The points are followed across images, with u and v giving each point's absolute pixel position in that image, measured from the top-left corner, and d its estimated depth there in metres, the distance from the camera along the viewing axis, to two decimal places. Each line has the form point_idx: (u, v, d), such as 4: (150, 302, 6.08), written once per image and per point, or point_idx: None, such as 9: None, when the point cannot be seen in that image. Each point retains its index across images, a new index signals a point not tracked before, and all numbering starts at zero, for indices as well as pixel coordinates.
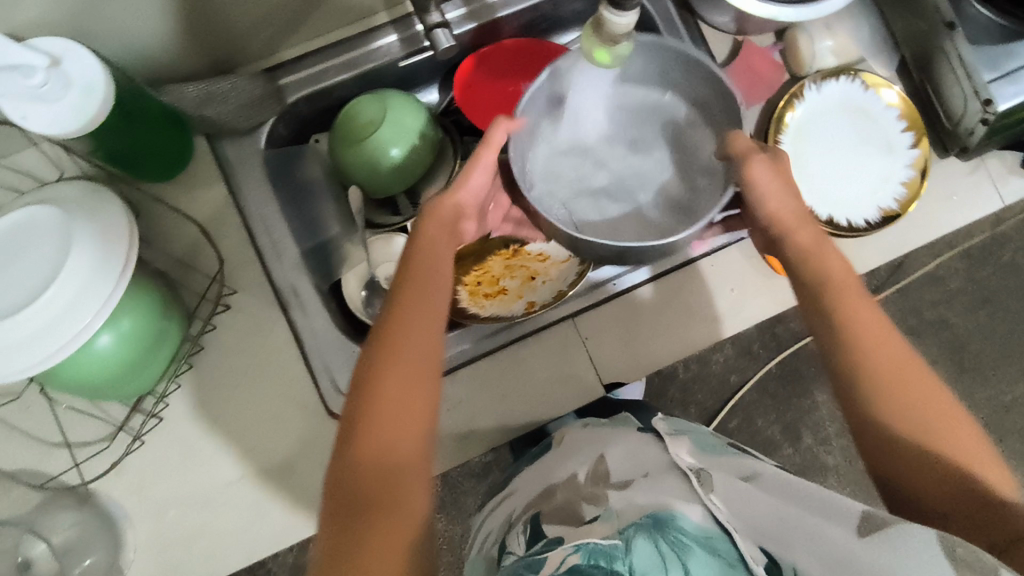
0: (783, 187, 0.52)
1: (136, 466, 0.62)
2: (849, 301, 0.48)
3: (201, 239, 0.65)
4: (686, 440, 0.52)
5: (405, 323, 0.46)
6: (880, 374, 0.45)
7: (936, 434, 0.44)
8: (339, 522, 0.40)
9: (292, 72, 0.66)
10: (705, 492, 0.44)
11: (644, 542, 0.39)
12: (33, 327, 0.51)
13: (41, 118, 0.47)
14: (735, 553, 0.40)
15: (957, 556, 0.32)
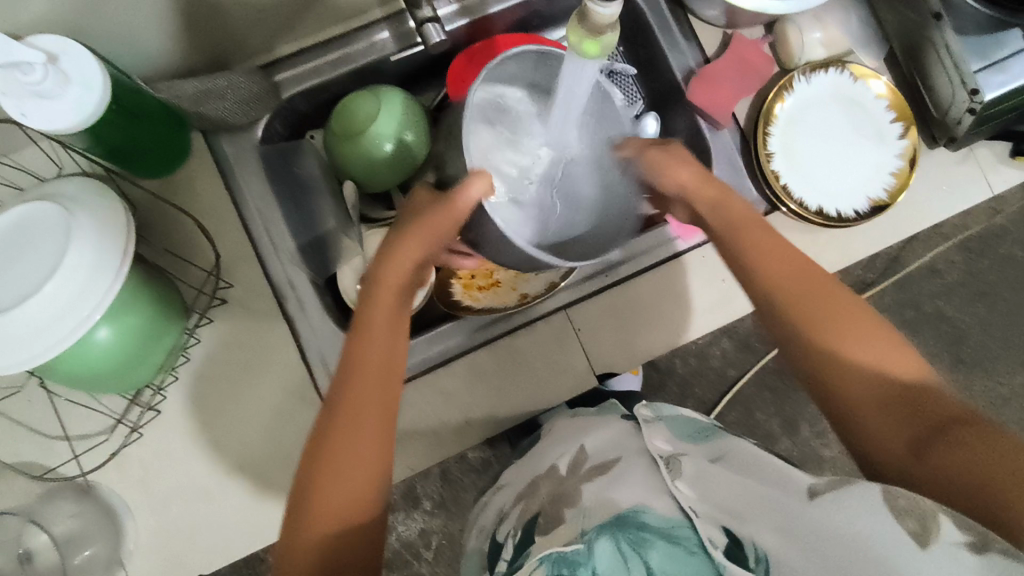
0: (683, 169, 0.56)
1: (134, 457, 0.63)
2: (766, 264, 0.50)
3: (198, 234, 0.66)
4: (664, 427, 0.52)
5: (361, 382, 0.47)
6: (797, 308, 0.47)
7: (863, 348, 0.45)
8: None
9: (288, 69, 0.67)
10: (673, 479, 0.46)
11: (606, 544, 0.40)
12: (34, 321, 0.52)
13: (42, 114, 0.48)
14: (697, 538, 0.40)
15: (899, 506, 0.36)
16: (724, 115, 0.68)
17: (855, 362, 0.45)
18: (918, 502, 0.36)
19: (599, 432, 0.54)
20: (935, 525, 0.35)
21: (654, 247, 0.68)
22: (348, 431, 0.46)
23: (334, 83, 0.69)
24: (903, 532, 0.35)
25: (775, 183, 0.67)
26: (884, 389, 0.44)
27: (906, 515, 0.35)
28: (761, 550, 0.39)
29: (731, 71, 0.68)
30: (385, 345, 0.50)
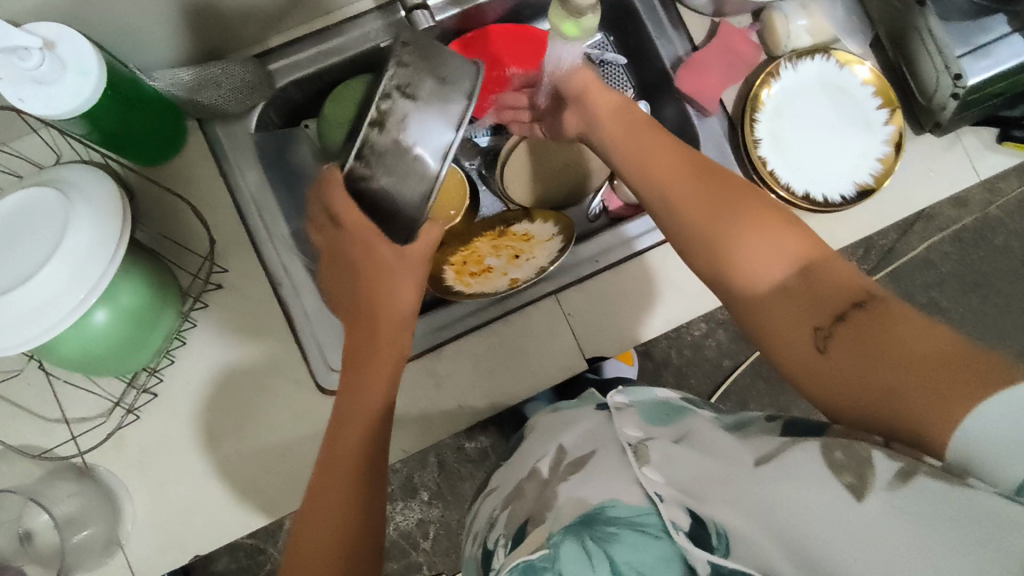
0: (594, 87, 0.58)
1: (130, 439, 0.64)
2: (668, 180, 0.50)
3: (193, 220, 0.67)
4: (633, 414, 0.50)
5: (354, 392, 0.51)
6: (692, 212, 0.48)
7: (756, 247, 0.44)
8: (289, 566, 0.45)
9: (281, 59, 0.68)
10: (640, 465, 0.43)
11: (570, 546, 0.39)
12: (33, 303, 0.53)
13: (40, 98, 0.49)
14: (661, 523, 0.39)
15: (837, 460, 0.34)
16: (711, 101, 0.69)
17: (748, 260, 0.44)
18: (857, 455, 0.34)
19: (579, 421, 0.53)
20: (870, 471, 0.33)
21: (637, 235, 0.69)
22: (342, 466, 0.47)
23: (327, 72, 0.70)
24: (840, 488, 0.33)
25: (762, 168, 0.67)
26: (784, 285, 0.43)
27: (843, 469, 0.34)
28: (721, 527, 0.37)
29: (718, 59, 0.69)
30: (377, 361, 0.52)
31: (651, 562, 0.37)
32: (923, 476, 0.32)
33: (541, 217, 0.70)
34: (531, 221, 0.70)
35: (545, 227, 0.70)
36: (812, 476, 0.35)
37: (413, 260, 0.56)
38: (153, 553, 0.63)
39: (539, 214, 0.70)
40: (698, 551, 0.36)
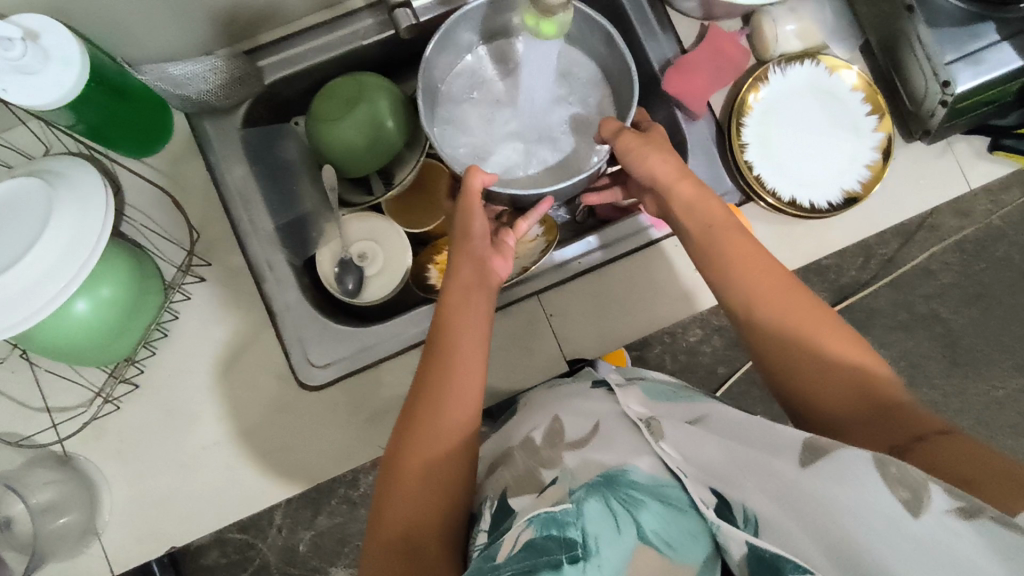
0: (652, 158, 0.56)
1: (109, 428, 0.65)
2: (738, 251, 0.51)
3: (178, 213, 0.67)
4: (636, 391, 0.50)
5: (433, 397, 0.47)
6: (764, 316, 0.48)
7: (832, 363, 0.45)
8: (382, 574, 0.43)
9: (272, 54, 0.69)
10: (656, 440, 0.43)
11: (594, 503, 0.38)
12: (12, 293, 0.53)
13: (24, 89, 0.50)
14: (686, 498, 0.39)
15: (891, 476, 0.33)
16: (699, 104, 0.68)
17: (824, 377, 0.45)
18: (913, 471, 0.33)
19: (581, 400, 0.51)
20: (926, 492, 0.32)
21: (630, 235, 0.68)
22: (429, 472, 0.45)
23: (316, 69, 0.70)
24: (895, 502, 0.32)
25: (748, 174, 0.67)
26: (856, 401, 0.44)
27: (898, 484, 0.32)
28: (751, 510, 0.37)
29: (708, 61, 0.68)
30: (451, 357, 0.49)
31: (679, 533, 0.38)
32: (987, 519, 0.30)
33: None
34: None
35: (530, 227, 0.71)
36: (869, 487, 0.33)
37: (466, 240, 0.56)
38: (131, 542, 0.64)
39: None
40: (734, 531, 0.36)
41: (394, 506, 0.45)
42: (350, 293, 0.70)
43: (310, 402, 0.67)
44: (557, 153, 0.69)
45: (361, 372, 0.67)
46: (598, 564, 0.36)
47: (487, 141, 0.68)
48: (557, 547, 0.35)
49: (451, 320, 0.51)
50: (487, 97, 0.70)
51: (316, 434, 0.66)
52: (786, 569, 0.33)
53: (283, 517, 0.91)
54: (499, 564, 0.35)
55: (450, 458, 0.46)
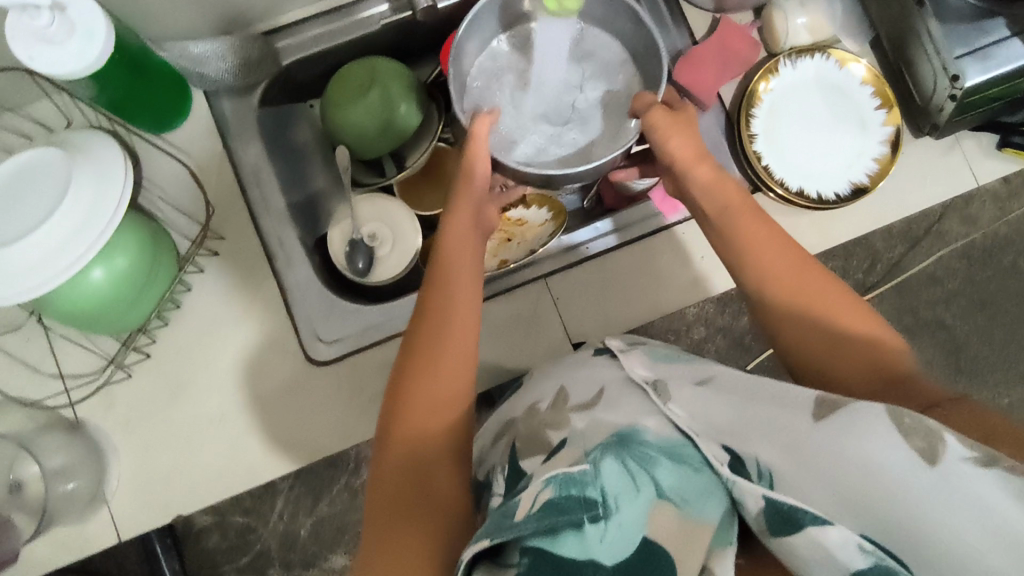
0: (677, 133, 0.56)
1: (120, 395, 0.66)
2: (749, 226, 0.51)
3: (195, 188, 0.69)
4: (641, 353, 0.51)
5: (431, 333, 0.48)
6: (778, 284, 0.49)
7: (847, 335, 0.46)
8: (389, 504, 0.43)
9: (289, 37, 0.70)
10: (663, 403, 0.45)
11: (611, 462, 0.39)
12: (32, 258, 0.55)
13: (47, 58, 0.51)
14: (699, 457, 0.41)
15: (905, 425, 0.36)
16: (709, 96, 0.69)
17: (836, 350, 0.46)
18: (925, 421, 0.36)
19: (586, 368, 0.52)
20: (941, 444, 0.35)
21: (640, 221, 0.70)
22: (430, 405, 0.46)
23: (332, 52, 0.72)
24: (909, 450, 0.35)
25: (756, 164, 0.68)
26: (868, 366, 0.45)
27: (913, 434, 0.35)
28: (764, 466, 0.39)
29: (717, 56, 0.69)
30: (450, 294, 0.50)
31: (694, 490, 0.39)
32: (1001, 469, 0.33)
33: (536, 204, 0.72)
34: (525, 207, 0.72)
35: (540, 213, 0.72)
36: (882, 436, 0.36)
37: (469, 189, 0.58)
38: (137, 509, 0.65)
39: (534, 201, 0.72)
40: (749, 485, 0.38)
41: (396, 440, 0.45)
42: (361, 272, 0.71)
43: (315, 379, 0.67)
44: (583, 137, 0.68)
45: (370, 348, 0.68)
46: (618, 523, 0.37)
47: (520, 126, 0.68)
48: (578, 507, 0.36)
49: (445, 267, 0.52)
50: (513, 83, 0.69)
51: (321, 410, 0.67)
52: (802, 521, 0.35)
53: (284, 503, 0.91)
54: (519, 523, 0.35)
55: (452, 387, 0.47)
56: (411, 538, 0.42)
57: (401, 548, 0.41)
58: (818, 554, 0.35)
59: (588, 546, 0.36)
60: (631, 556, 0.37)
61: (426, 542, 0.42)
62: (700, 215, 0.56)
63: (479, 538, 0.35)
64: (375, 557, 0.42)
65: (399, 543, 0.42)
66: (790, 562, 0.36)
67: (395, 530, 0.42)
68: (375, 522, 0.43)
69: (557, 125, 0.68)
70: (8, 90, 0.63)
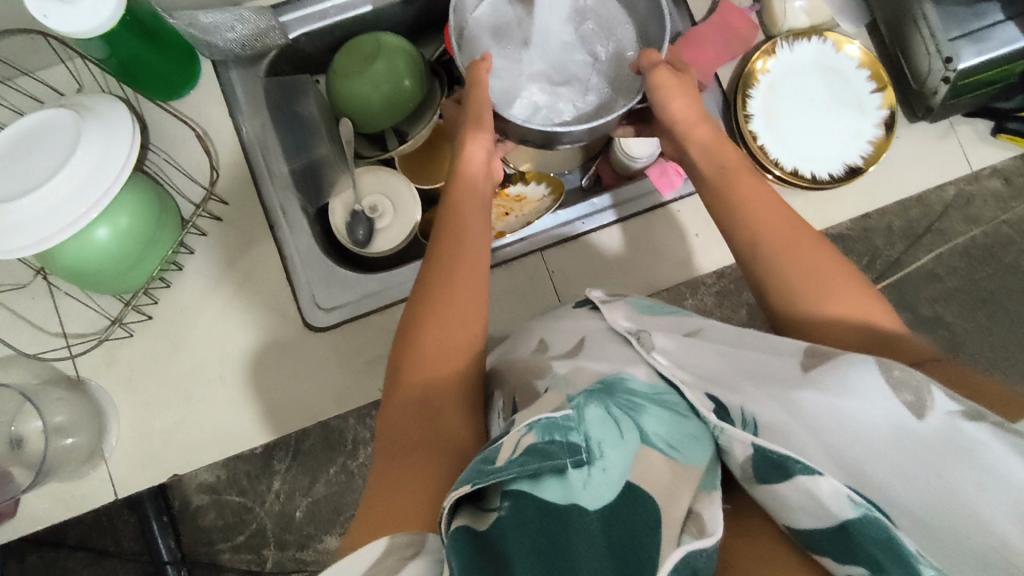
0: (682, 99, 0.59)
1: (122, 353, 0.67)
2: (744, 191, 0.52)
3: (200, 155, 0.70)
4: (623, 305, 0.52)
5: (443, 278, 0.51)
6: (770, 235, 0.49)
7: (838, 285, 0.46)
8: (397, 434, 0.45)
9: (296, 10, 0.71)
10: (648, 351, 0.45)
11: (595, 409, 0.40)
12: (39, 210, 0.56)
13: (62, 17, 0.53)
14: (685, 404, 0.42)
15: (894, 377, 0.36)
16: (706, 75, 0.70)
17: (826, 297, 0.46)
18: (913, 374, 0.36)
19: (569, 319, 0.53)
20: (929, 396, 0.35)
21: (637, 197, 0.71)
22: (443, 345, 0.48)
23: (338, 26, 0.73)
24: (898, 403, 0.35)
25: (752, 144, 0.69)
26: (853, 317, 0.45)
27: (903, 388, 0.35)
28: (749, 414, 0.39)
29: (716, 34, 0.70)
30: (460, 242, 0.53)
31: (683, 436, 0.40)
32: (988, 423, 0.34)
33: (534, 180, 0.74)
34: (525, 183, 0.74)
35: (538, 188, 0.74)
36: (873, 391, 0.36)
37: (477, 154, 0.60)
38: (133, 466, 0.66)
39: (533, 176, 0.74)
40: (738, 433, 0.38)
41: (408, 376, 0.47)
42: (361, 241, 0.73)
43: (312, 344, 0.68)
44: (584, 103, 0.69)
45: (369, 315, 0.69)
46: (602, 467, 0.38)
47: (523, 92, 0.69)
48: (562, 452, 0.37)
49: (451, 227, 0.54)
50: (516, 49, 0.70)
51: (316, 374, 0.68)
52: (793, 468, 0.35)
53: (281, 483, 0.91)
54: (500, 469, 0.35)
55: (464, 332, 0.49)
56: (417, 461, 0.42)
57: (406, 468, 0.42)
58: (807, 502, 0.35)
59: (571, 491, 0.37)
60: (615, 499, 0.37)
61: (431, 466, 0.42)
62: (696, 175, 0.58)
63: (461, 484, 0.35)
64: (381, 478, 0.42)
65: (405, 464, 0.42)
66: (776, 511, 0.37)
67: (402, 454, 0.43)
68: (383, 449, 0.44)
69: (558, 96, 0.70)
70: (23, 53, 0.65)
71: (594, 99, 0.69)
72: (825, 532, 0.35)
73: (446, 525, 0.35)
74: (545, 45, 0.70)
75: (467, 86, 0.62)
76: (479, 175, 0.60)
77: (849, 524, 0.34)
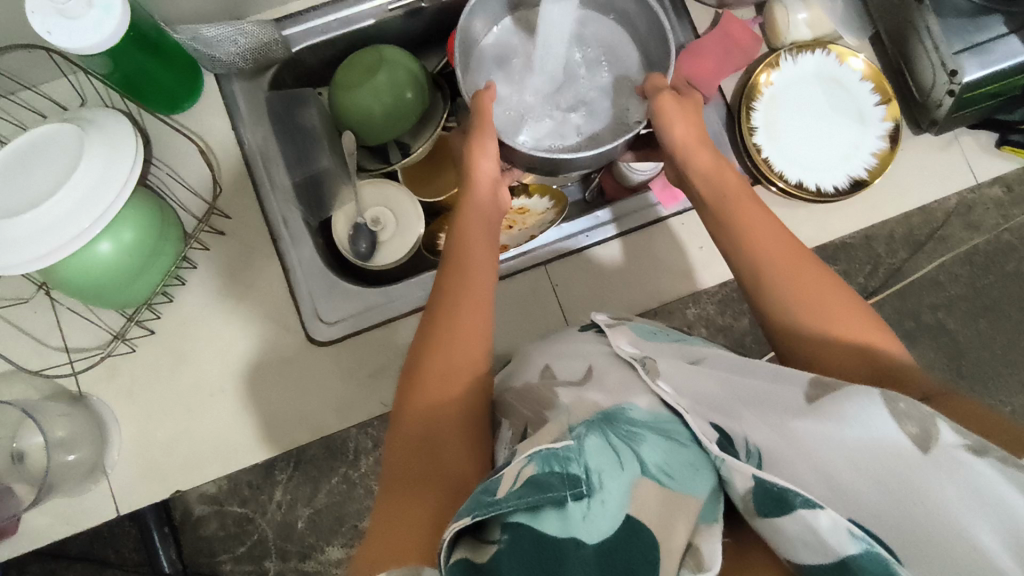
0: (684, 122, 0.59)
1: (123, 368, 0.67)
2: (744, 216, 0.52)
3: (204, 170, 0.70)
4: (627, 330, 0.52)
5: (449, 308, 0.51)
6: (767, 260, 0.49)
7: (839, 314, 0.46)
8: (401, 465, 0.44)
9: (299, 23, 0.72)
10: (652, 379, 0.45)
11: (595, 439, 0.40)
12: (38, 226, 0.56)
13: (65, 32, 0.53)
14: (687, 433, 0.42)
15: (897, 409, 0.35)
16: (709, 86, 0.70)
17: (825, 323, 0.46)
18: (919, 406, 0.36)
19: (572, 342, 0.53)
20: (935, 428, 0.35)
21: (639, 210, 0.71)
22: (449, 377, 0.48)
23: (340, 38, 0.73)
24: (901, 434, 0.35)
25: (756, 157, 0.69)
26: (854, 345, 0.45)
27: (906, 418, 0.35)
28: (753, 445, 0.40)
29: (718, 46, 0.70)
30: (466, 272, 0.53)
31: (681, 465, 0.40)
32: (993, 458, 0.33)
33: (538, 192, 0.73)
34: (528, 196, 0.73)
35: (542, 201, 0.73)
36: (873, 423, 0.36)
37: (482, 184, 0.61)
38: (134, 482, 0.65)
39: (536, 189, 0.72)
40: (739, 465, 0.38)
41: (412, 406, 0.47)
42: (362, 255, 0.72)
43: (314, 359, 0.68)
44: (588, 121, 0.69)
45: (370, 331, 0.68)
46: (601, 499, 0.37)
47: (528, 110, 0.69)
48: (562, 484, 0.37)
49: (456, 254, 0.55)
50: (521, 67, 0.70)
51: (318, 389, 0.68)
52: (794, 502, 0.35)
53: (283, 493, 0.90)
54: (501, 500, 0.35)
55: (470, 363, 0.49)
56: (420, 495, 0.42)
57: (411, 501, 0.42)
58: (807, 536, 0.35)
59: (569, 523, 0.36)
60: (614, 532, 0.37)
61: (436, 501, 0.42)
62: (698, 202, 0.58)
63: (461, 515, 0.35)
64: (386, 511, 0.42)
65: (408, 497, 0.42)
66: (778, 544, 0.37)
67: (406, 487, 0.43)
68: (387, 481, 0.44)
69: (561, 113, 0.70)
70: (25, 67, 0.65)
71: (598, 117, 0.70)
72: (823, 567, 0.34)
73: (444, 558, 0.35)
74: (548, 63, 0.69)
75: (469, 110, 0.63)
76: (486, 204, 0.60)
77: (849, 559, 0.34)
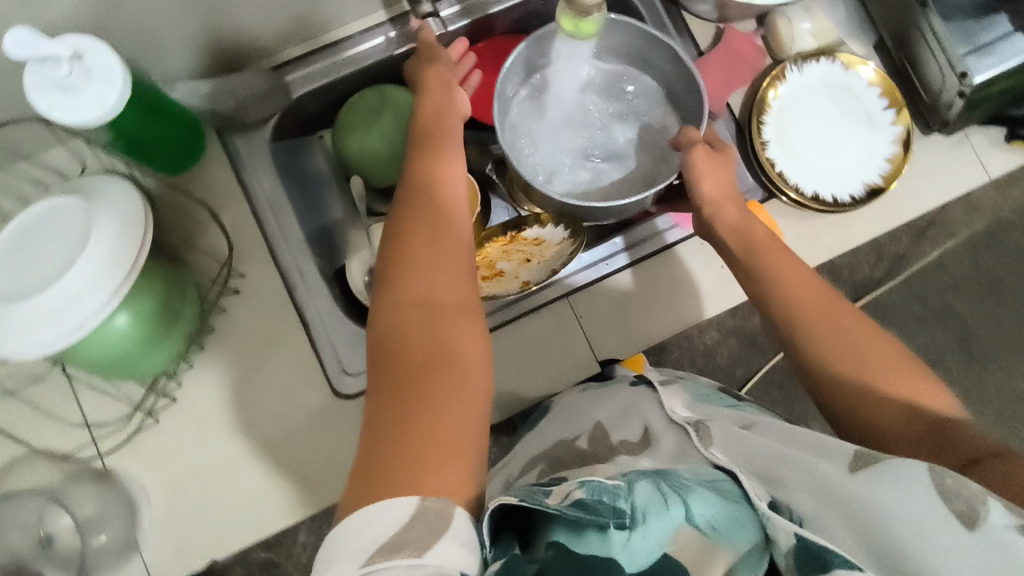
0: (715, 179, 0.58)
1: (148, 440, 0.65)
2: (777, 258, 0.53)
3: (217, 231, 0.69)
4: (681, 391, 0.54)
5: (420, 249, 0.50)
6: (797, 307, 0.50)
7: (875, 365, 0.46)
8: (386, 392, 0.43)
9: (297, 70, 0.70)
10: (706, 447, 0.45)
11: (646, 485, 0.39)
12: (52, 307, 0.54)
13: (64, 109, 0.51)
14: (738, 491, 0.41)
15: (943, 487, 0.34)
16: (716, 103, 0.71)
17: (861, 374, 0.46)
18: (964, 486, 0.34)
19: (613, 398, 0.54)
20: (982, 509, 0.33)
21: (651, 236, 0.70)
22: (425, 306, 0.48)
23: (341, 81, 0.72)
24: (944, 512, 0.33)
25: (770, 171, 0.68)
26: (892, 400, 0.44)
27: (952, 498, 0.34)
28: (797, 515, 0.39)
29: (722, 64, 0.71)
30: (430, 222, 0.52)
31: (728, 519, 0.38)
32: None
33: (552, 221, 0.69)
34: (541, 225, 0.69)
35: (557, 231, 0.69)
36: (923, 489, 0.35)
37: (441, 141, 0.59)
38: (168, 556, 0.64)
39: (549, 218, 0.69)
40: (785, 523, 0.37)
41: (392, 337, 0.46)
42: None
43: (339, 413, 0.67)
44: (613, 161, 0.71)
45: None
46: (643, 534, 0.37)
47: (555, 158, 0.71)
48: (607, 512, 0.36)
49: (417, 191, 0.54)
50: (540, 113, 0.71)
51: (345, 443, 0.66)
52: (832, 561, 0.34)
53: None
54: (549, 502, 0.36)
55: (452, 291, 0.49)
56: (412, 424, 0.41)
57: (401, 437, 0.40)
58: None
59: (610, 547, 0.36)
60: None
61: (428, 429, 0.41)
62: (723, 253, 0.57)
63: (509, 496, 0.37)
64: (375, 448, 0.40)
65: (400, 430, 0.41)
66: None
67: (395, 415, 0.41)
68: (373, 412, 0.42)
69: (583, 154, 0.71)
70: (21, 139, 0.63)
71: (621, 154, 0.71)
72: None
73: (488, 543, 0.37)
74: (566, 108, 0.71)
75: (422, 66, 0.63)
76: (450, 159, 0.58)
77: None
